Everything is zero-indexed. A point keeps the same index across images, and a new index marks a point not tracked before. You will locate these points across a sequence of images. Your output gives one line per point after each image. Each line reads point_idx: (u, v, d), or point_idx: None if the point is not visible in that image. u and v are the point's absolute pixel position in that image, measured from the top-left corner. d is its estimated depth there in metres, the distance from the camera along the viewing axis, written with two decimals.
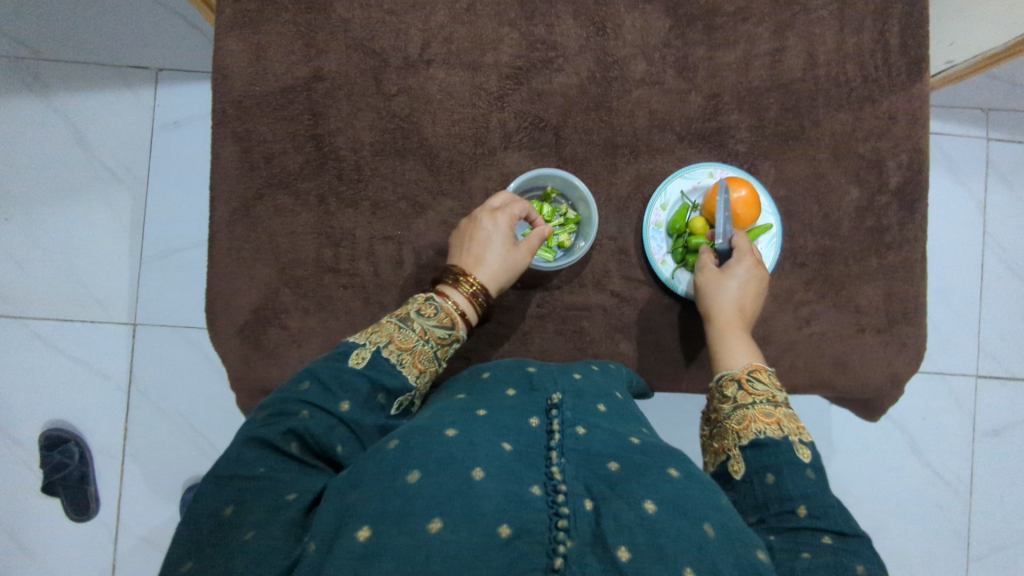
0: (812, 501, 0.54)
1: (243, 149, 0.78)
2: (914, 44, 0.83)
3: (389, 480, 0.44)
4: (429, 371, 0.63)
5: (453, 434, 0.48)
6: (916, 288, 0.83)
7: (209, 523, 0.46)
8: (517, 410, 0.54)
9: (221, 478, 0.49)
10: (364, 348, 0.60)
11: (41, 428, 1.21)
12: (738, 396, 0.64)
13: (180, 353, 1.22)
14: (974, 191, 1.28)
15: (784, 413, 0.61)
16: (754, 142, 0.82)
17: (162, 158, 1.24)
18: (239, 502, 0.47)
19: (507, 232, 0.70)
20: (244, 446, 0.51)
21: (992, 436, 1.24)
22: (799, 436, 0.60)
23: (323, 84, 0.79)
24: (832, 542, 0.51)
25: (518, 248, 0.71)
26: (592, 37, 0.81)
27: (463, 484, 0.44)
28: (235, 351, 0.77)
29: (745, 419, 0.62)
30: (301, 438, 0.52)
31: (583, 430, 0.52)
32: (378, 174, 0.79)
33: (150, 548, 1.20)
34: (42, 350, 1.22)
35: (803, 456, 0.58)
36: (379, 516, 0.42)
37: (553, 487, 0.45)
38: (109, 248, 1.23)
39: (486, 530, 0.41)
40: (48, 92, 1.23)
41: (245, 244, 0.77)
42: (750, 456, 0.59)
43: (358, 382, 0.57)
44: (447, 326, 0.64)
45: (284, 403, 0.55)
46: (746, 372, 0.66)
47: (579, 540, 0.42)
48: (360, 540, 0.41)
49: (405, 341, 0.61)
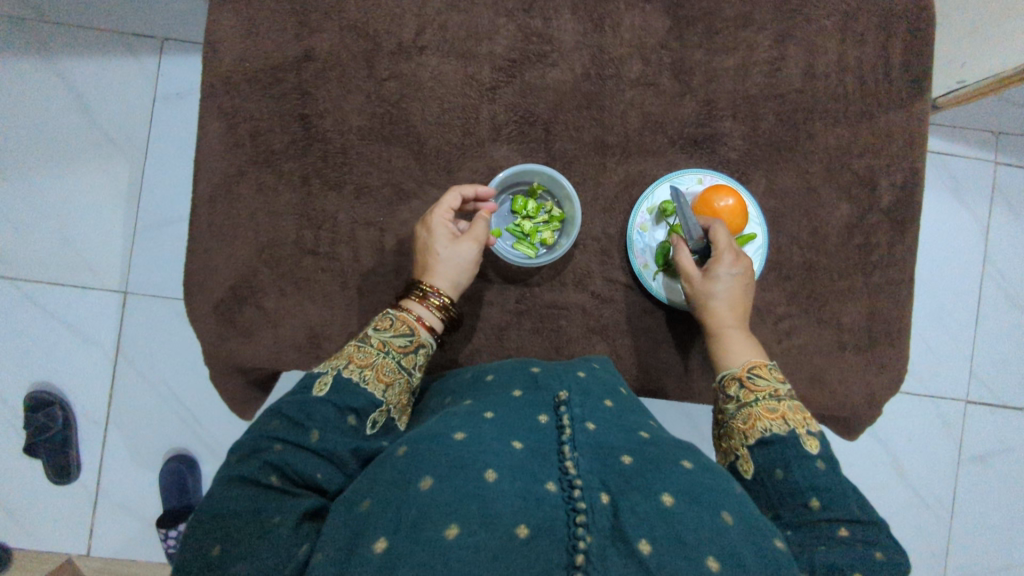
0: (824, 492, 0.54)
1: (230, 125, 0.77)
2: (918, 61, 0.82)
3: (400, 490, 0.44)
4: (397, 384, 0.61)
5: (461, 435, 0.48)
6: (902, 309, 0.82)
7: (195, 564, 0.46)
8: (524, 410, 0.53)
9: (202, 521, 0.48)
10: (326, 375, 0.59)
11: (25, 391, 1.21)
12: (740, 395, 0.63)
13: (167, 325, 1.22)
14: (976, 214, 1.26)
15: (788, 407, 0.60)
16: (747, 150, 0.81)
17: (161, 129, 1.24)
18: (224, 540, 0.47)
19: (442, 228, 0.69)
20: (225, 486, 0.50)
21: (977, 461, 1.24)
22: (806, 427, 0.58)
23: (314, 64, 0.78)
24: (850, 533, 0.52)
25: (459, 241, 0.69)
26: (589, 33, 0.80)
27: (476, 487, 0.43)
28: (210, 327, 0.76)
29: (750, 419, 0.60)
30: (280, 470, 0.51)
31: (592, 426, 0.52)
32: (363, 158, 0.78)
33: (127, 516, 1.21)
34: (30, 313, 1.22)
35: (811, 447, 0.57)
36: (393, 527, 0.42)
37: (568, 483, 0.45)
38: (104, 215, 1.23)
39: (505, 531, 0.41)
40: (51, 55, 1.23)
41: (226, 220, 0.77)
42: (759, 454, 0.58)
43: (327, 409, 0.55)
44: (407, 334, 0.63)
45: (256, 439, 0.53)
46: (747, 369, 0.64)
47: (599, 533, 0.42)
48: (377, 553, 0.41)
49: (364, 358, 0.60)
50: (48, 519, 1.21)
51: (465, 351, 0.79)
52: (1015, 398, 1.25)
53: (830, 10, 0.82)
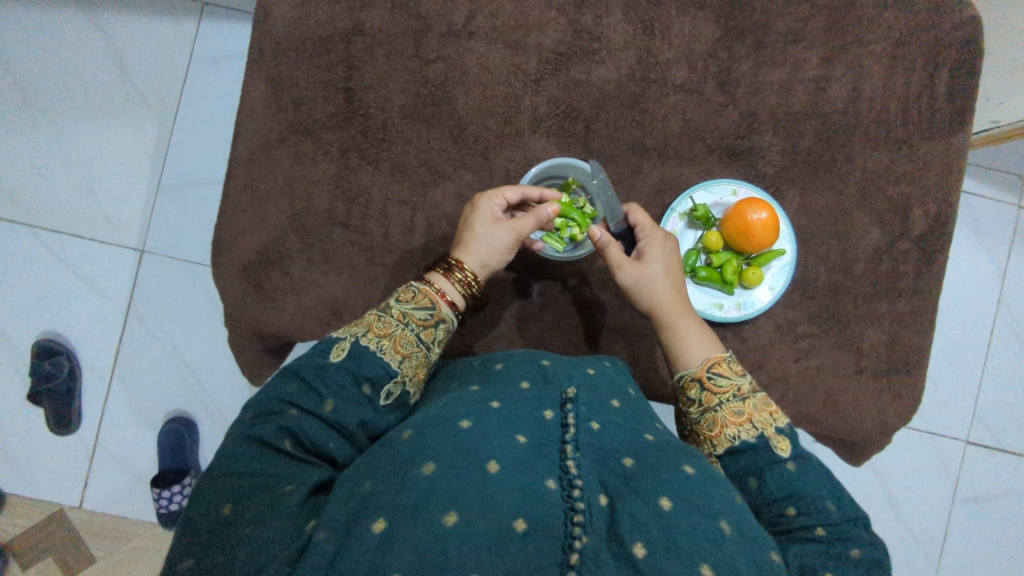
0: (800, 499, 0.53)
1: (274, 92, 0.78)
2: (963, 95, 0.81)
3: (403, 473, 0.45)
4: (415, 356, 0.60)
5: (467, 424, 0.48)
6: (922, 339, 0.81)
7: (205, 523, 0.44)
8: (530, 403, 0.52)
9: (213, 475, 0.47)
10: (344, 341, 0.58)
11: (35, 337, 1.22)
12: (703, 398, 0.61)
13: (182, 286, 1.22)
14: (996, 256, 1.26)
15: (754, 407, 0.58)
16: (783, 167, 0.81)
17: (195, 91, 1.24)
18: (236, 499, 0.45)
19: (486, 207, 0.68)
20: (238, 445, 0.50)
21: (972, 502, 1.23)
22: (773, 426, 0.57)
23: (363, 39, 0.79)
24: (827, 533, 0.51)
25: (498, 224, 0.67)
26: (638, 34, 0.80)
27: (478, 477, 0.44)
28: (234, 288, 0.77)
29: (716, 425, 0.59)
30: (294, 435, 0.51)
31: (597, 427, 0.51)
32: (403, 137, 0.79)
33: (122, 472, 1.21)
34: (47, 261, 1.22)
35: (782, 450, 0.55)
36: (394, 508, 0.42)
37: (568, 482, 0.45)
38: (129, 171, 1.24)
39: (502, 523, 0.42)
40: (94, 8, 1.24)
41: (261, 185, 0.78)
42: (730, 464, 0.57)
43: (342, 377, 0.55)
44: (428, 307, 0.62)
45: (271, 402, 0.53)
46: (707, 368, 0.62)
47: (595, 535, 0.42)
48: (376, 533, 0.41)
49: (384, 328, 0.59)
50: (43, 466, 1.21)
51: (484, 338, 0.80)
52: (1017, 444, 1.24)
53: (880, 35, 0.82)
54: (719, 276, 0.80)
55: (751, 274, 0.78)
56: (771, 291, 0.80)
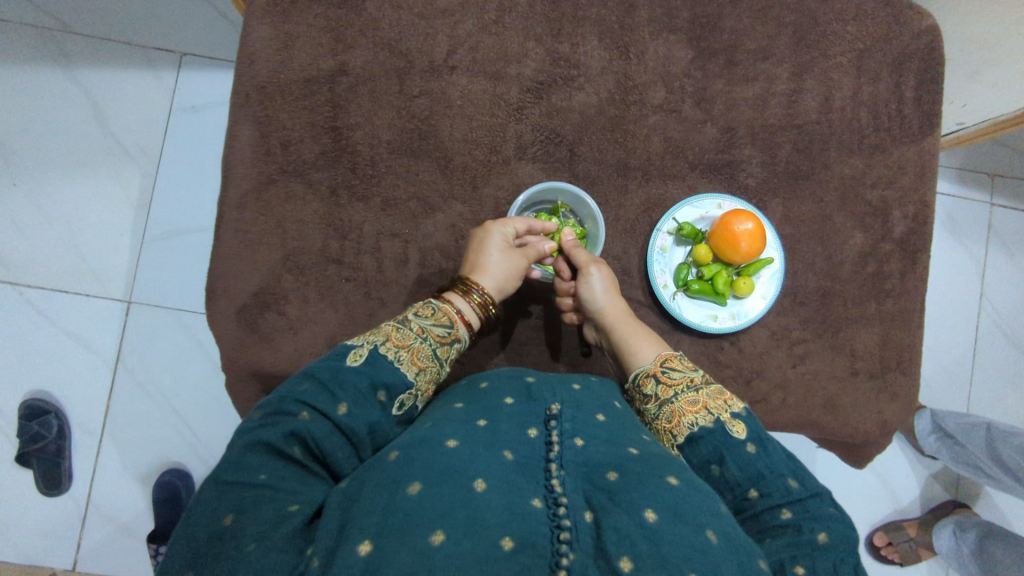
0: (763, 481, 0.54)
1: (262, 134, 0.79)
2: (928, 99, 0.85)
3: (389, 494, 0.44)
4: (430, 371, 0.60)
5: (454, 443, 0.48)
6: (912, 337, 0.83)
7: (205, 533, 0.44)
8: (515, 421, 0.52)
9: (222, 484, 0.47)
10: (361, 347, 0.58)
11: (21, 399, 1.19)
12: (659, 392, 0.62)
13: (172, 335, 1.21)
14: (973, 253, 1.29)
15: (707, 395, 0.60)
16: (765, 178, 0.83)
17: (177, 140, 1.24)
18: (238, 509, 0.45)
19: (500, 233, 0.71)
20: (246, 449, 0.49)
21: (976, 498, 1.23)
22: (728, 411, 0.58)
23: (346, 79, 0.80)
24: (793, 515, 0.51)
25: (511, 250, 0.71)
26: (615, 60, 0.83)
27: (465, 496, 0.43)
28: (231, 333, 0.77)
29: (674, 416, 0.60)
30: (304, 441, 0.50)
31: (581, 441, 0.51)
32: (391, 171, 0.80)
33: (116, 532, 1.17)
34: (33, 319, 1.20)
35: (738, 433, 0.56)
36: (380, 530, 0.41)
37: (554, 500, 0.45)
38: (114, 223, 1.23)
39: (489, 542, 0.41)
40: (69, 63, 1.23)
41: (253, 226, 0.78)
42: (690, 453, 0.58)
43: (358, 381, 0.54)
44: (446, 325, 0.63)
45: (282, 402, 0.52)
46: (659, 364, 0.65)
47: (582, 551, 0.42)
48: (361, 556, 0.40)
49: (402, 340, 0.59)
50: (31, 531, 1.17)
51: (486, 366, 0.81)
52: None
53: (846, 47, 0.85)
54: (711, 288, 0.80)
55: (741, 284, 0.79)
56: (763, 300, 0.81)
